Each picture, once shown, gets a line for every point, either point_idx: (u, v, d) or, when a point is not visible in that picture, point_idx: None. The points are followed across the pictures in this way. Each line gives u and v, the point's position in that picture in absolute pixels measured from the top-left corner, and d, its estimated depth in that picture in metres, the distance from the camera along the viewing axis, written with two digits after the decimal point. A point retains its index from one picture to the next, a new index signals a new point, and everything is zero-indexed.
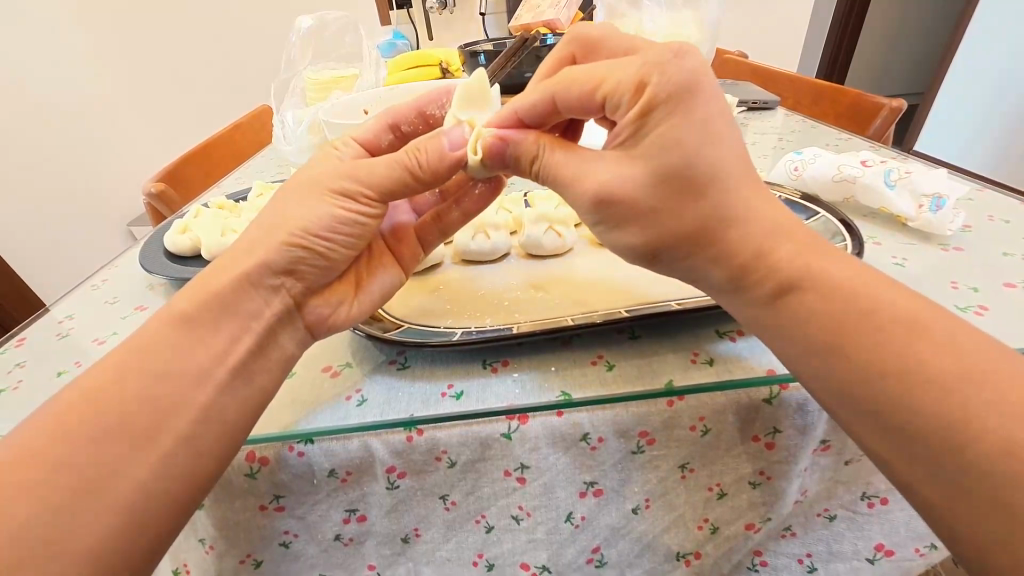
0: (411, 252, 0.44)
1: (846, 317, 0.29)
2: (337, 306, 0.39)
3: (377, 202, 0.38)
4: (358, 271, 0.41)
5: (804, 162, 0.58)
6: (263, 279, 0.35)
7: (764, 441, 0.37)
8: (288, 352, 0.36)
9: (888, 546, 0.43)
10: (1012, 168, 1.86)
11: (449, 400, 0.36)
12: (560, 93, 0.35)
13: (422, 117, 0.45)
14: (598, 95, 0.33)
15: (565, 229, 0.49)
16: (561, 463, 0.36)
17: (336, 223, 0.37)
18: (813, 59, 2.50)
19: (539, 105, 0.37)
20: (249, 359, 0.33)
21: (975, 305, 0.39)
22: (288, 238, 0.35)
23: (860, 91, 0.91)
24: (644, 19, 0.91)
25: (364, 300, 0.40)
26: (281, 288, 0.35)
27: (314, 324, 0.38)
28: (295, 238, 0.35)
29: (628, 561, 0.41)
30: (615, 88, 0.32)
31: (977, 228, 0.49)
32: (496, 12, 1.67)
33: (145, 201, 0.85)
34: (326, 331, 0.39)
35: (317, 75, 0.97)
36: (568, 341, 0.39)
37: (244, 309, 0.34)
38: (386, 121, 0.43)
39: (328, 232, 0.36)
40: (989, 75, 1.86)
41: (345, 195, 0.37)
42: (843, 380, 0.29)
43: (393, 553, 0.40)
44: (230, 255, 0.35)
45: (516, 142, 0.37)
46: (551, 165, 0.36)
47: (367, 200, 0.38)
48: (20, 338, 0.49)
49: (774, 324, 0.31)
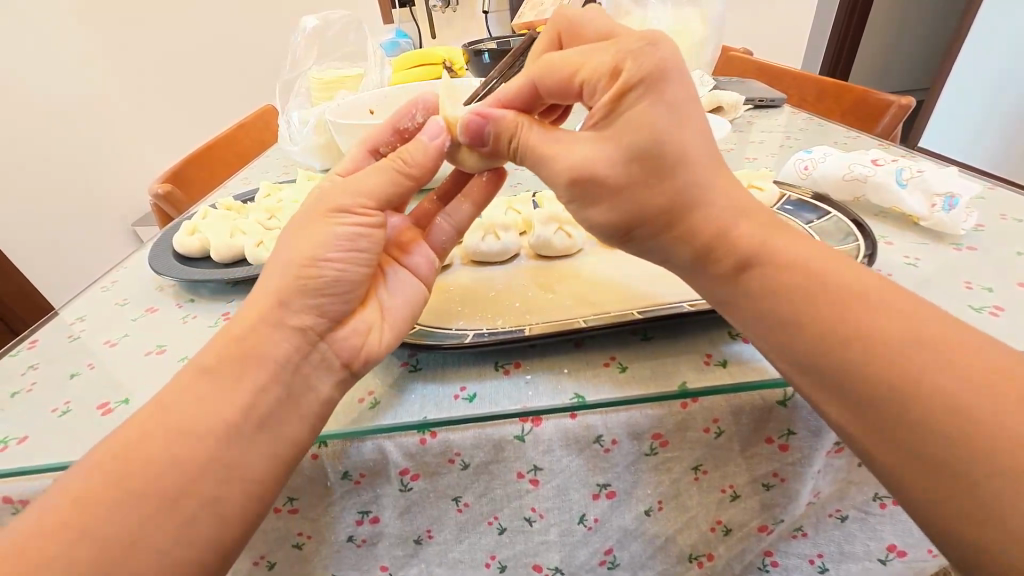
0: (427, 264, 0.42)
1: (818, 303, 0.29)
2: (367, 335, 0.37)
3: (374, 210, 0.37)
4: (380, 297, 0.39)
5: (813, 161, 0.58)
6: (286, 319, 0.34)
7: (778, 443, 0.37)
8: (323, 398, 0.35)
9: (901, 547, 0.43)
10: (1012, 167, 1.83)
11: (462, 402, 0.36)
12: (542, 77, 0.37)
13: (396, 134, 0.44)
14: (578, 81, 0.35)
15: (574, 230, 0.49)
16: (574, 465, 0.36)
17: (341, 241, 0.35)
18: (817, 55, 2.49)
19: (522, 90, 0.39)
20: (280, 403, 0.32)
21: (990, 306, 0.38)
22: (298, 272, 0.34)
23: (866, 88, 0.91)
24: (649, 17, 0.89)
25: (393, 324, 0.38)
26: (305, 326, 0.34)
27: (349, 361, 0.36)
28: (303, 269, 0.34)
29: (640, 562, 0.41)
30: (593, 74, 0.33)
31: (991, 228, 0.48)
32: (499, 11, 1.63)
33: (151, 201, 0.86)
34: (364, 364, 0.37)
35: (322, 74, 0.97)
36: (579, 343, 0.39)
37: (262, 314, 0.34)
38: (366, 147, 0.44)
39: (337, 253, 0.35)
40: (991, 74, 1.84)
41: (343, 212, 0.36)
42: (815, 357, 0.29)
43: (406, 555, 0.40)
44: (247, 306, 0.35)
45: (497, 122, 0.37)
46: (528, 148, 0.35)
47: (365, 209, 0.37)
48: (32, 341, 0.50)
49: (755, 309, 0.32)
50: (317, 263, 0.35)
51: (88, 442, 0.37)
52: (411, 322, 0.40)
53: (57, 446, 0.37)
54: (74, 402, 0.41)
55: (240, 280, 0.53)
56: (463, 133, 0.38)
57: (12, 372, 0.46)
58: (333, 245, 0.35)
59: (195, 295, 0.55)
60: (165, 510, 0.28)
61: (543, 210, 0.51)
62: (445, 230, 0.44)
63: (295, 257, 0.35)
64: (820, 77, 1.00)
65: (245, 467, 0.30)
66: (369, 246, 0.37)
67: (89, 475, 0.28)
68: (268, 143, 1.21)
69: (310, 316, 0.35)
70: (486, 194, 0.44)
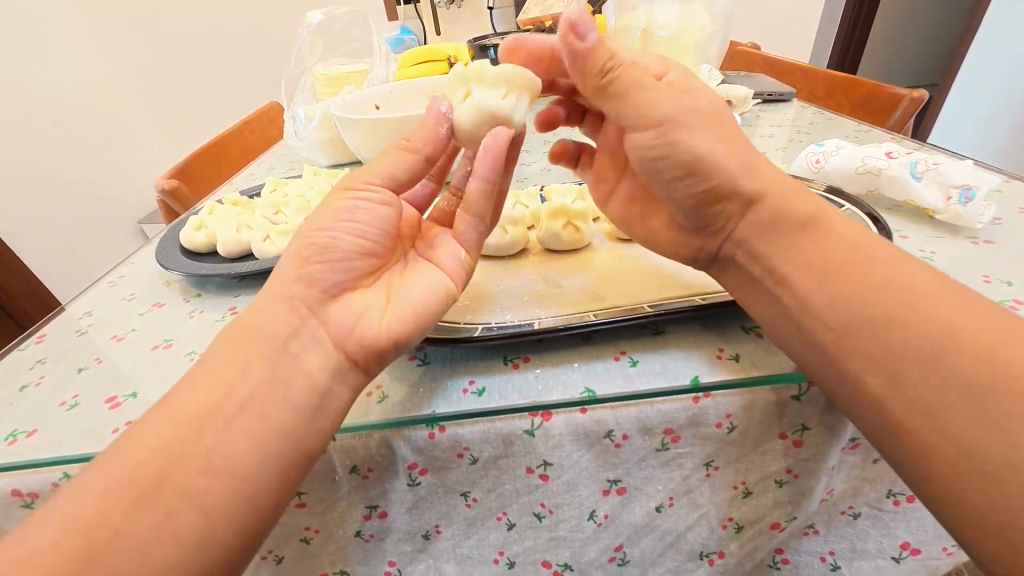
0: (444, 251, 0.40)
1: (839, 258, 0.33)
2: (364, 315, 0.35)
3: (380, 185, 0.37)
4: (391, 282, 0.38)
5: (825, 154, 0.57)
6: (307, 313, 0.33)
7: (792, 439, 0.36)
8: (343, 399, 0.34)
9: (914, 545, 0.42)
10: None
11: (470, 396, 0.35)
12: None
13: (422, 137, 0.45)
14: None
15: (582, 224, 0.48)
16: (584, 460, 0.36)
17: (343, 212, 0.36)
18: (823, 53, 2.45)
19: None
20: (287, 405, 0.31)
21: (1011, 300, 0.37)
22: (305, 242, 0.35)
23: (876, 81, 0.89)
24: (656, 10, 0.88)
25: (397, 308, 0.36)
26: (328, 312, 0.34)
27: (341, 338, 0.34)
28: (309, 238, 0.35)
29: (651, 559, 0.41)
30: None
31: (1007, 221, 0.47)
32: (503, 6, 1.61)
33: (157, 197, 0.86)
34: (356, 343, 0.34)
35: (328, 69, 0.97)
36: (589, 337, 0.39)
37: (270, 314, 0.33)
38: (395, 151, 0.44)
39: (338, 224, 0.36)
40: (993, 77, 1.81)
41: (354, 187, 0.37)
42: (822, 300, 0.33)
43: (414, 550, 0.40)
44: (262, 306, 0.34)
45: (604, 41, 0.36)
46: (626, 75, 0.36)
47: (371, 183, 0.37)
48: (41, 335, 0.50)
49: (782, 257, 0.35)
50: (320, 231, 0.35)
51: (97, 436, 0.37)
52: (425, 315, 0.37)
53: (65, 442, 0.37)
54: (81, 396, 0.41)
55: (247, 274, 0.53)
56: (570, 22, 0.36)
57: (21, 366, 0.46)
58: (337, 215, 0.36)
59: (201, 290, 0.55)
60: (176, 510, 0.28)
61: (550, 203, 0.50)
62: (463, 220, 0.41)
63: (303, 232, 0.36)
64: (829, 70, 0.98)
65: (256, 464, 0.30)
66: (377, 224, 0.37)
67: (96, 475, 0.28)
68: (274, 141, 1.21)
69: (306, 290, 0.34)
70: (494, 160, 0.39)
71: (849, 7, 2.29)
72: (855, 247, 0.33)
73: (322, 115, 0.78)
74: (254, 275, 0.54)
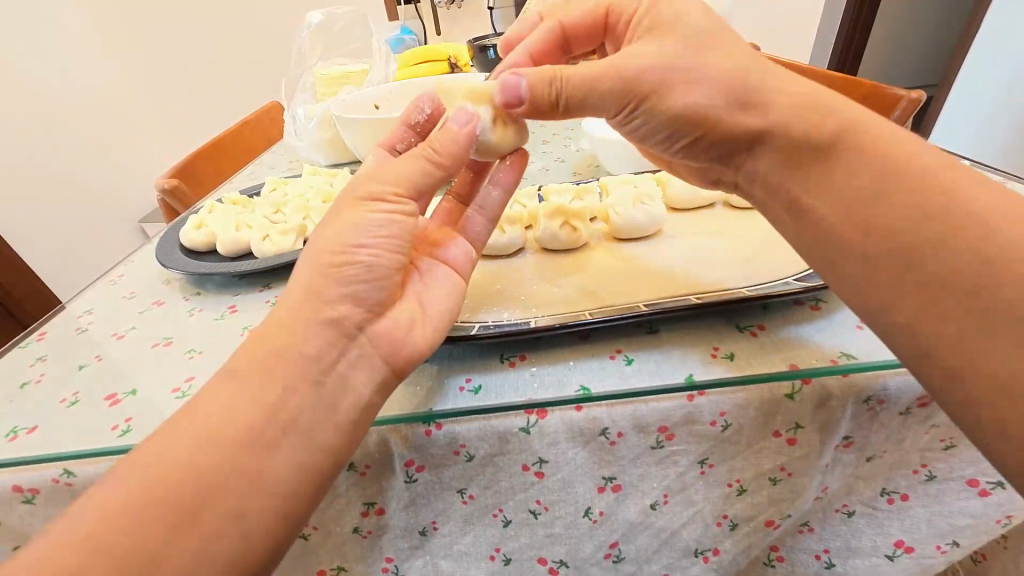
0: (468, 257, 0.42)
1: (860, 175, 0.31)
2: (409, 330, 0.36)
3: (405, 198, 0.36)
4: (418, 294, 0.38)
5: None
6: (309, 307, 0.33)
7: (786, 437, 0.36)
8: None
9: (908, 543, 0.42)
10: None
11: (467, 393, 0.36)
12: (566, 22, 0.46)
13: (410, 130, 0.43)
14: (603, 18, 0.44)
15: (580, 223, 0.49)
16: (580, 458, 0.36)
17: (376, 228, 0.35)
18: (823, 53, 2.45)
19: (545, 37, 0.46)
20: None
21: None
22: (331, 259, 0.34)
23: (875, 82, 0.90)
24: None
25: (437, 321, 0.37)
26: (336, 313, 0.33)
27: (389, 357, 0.35)
28: (335, 255, 0.34)
29: (646, 556, 0.41)
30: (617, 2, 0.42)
31: None
32: (503, 7, 1.61)
33: (158, 196, 0.86)
34: (405, 362, 0.35)
35: (327, 69, 0.97)
36: (585, 336, 0.39)
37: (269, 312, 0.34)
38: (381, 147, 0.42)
39: (367, 240, 0.34)
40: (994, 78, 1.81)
41: (374, 199, 0.36)
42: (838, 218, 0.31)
43: (411, 547, 0.41)
44: None
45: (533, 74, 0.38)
46: (575, 84, 0.36)
47: (395, 197, 0.36)
48: (42, 333, 0.50)
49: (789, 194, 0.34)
50: (350, 249, 0.34)
51: (97, 434, 0.37)
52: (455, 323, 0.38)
53: (66, 439, 0.37)
54: (82, 393, 0.42)
55: (246, 273, 0.53)
56: (501, 91, 0.40)
57: (23, 364, 0.47)
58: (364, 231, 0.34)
59: (202, 289, 0.55)
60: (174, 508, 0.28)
61: (547, 203, 0.50)
62: (478, 222, 0.44)
63: (327, 246, 0.34)
64: (828, 71, 0.99)
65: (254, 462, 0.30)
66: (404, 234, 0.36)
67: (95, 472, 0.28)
68: (275, 141, 1.21)
69: (345, 306, 0.33)
70: (514, 178, 0.45)
71: (849, 8, 2.29)
72: (866, 178, 0.30)
73: (321, 115, 0.79)
74: (254, 273, 0.54)
